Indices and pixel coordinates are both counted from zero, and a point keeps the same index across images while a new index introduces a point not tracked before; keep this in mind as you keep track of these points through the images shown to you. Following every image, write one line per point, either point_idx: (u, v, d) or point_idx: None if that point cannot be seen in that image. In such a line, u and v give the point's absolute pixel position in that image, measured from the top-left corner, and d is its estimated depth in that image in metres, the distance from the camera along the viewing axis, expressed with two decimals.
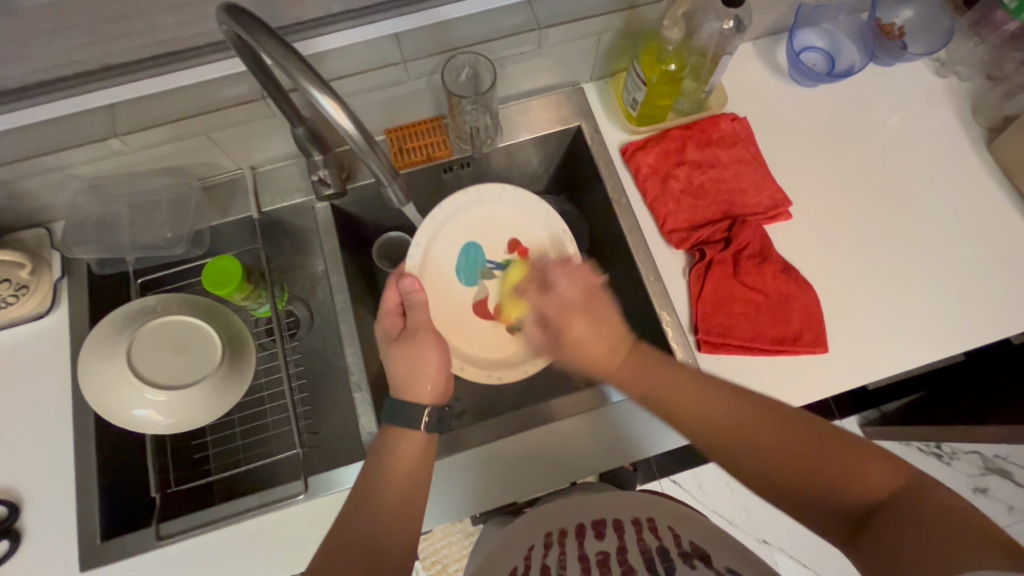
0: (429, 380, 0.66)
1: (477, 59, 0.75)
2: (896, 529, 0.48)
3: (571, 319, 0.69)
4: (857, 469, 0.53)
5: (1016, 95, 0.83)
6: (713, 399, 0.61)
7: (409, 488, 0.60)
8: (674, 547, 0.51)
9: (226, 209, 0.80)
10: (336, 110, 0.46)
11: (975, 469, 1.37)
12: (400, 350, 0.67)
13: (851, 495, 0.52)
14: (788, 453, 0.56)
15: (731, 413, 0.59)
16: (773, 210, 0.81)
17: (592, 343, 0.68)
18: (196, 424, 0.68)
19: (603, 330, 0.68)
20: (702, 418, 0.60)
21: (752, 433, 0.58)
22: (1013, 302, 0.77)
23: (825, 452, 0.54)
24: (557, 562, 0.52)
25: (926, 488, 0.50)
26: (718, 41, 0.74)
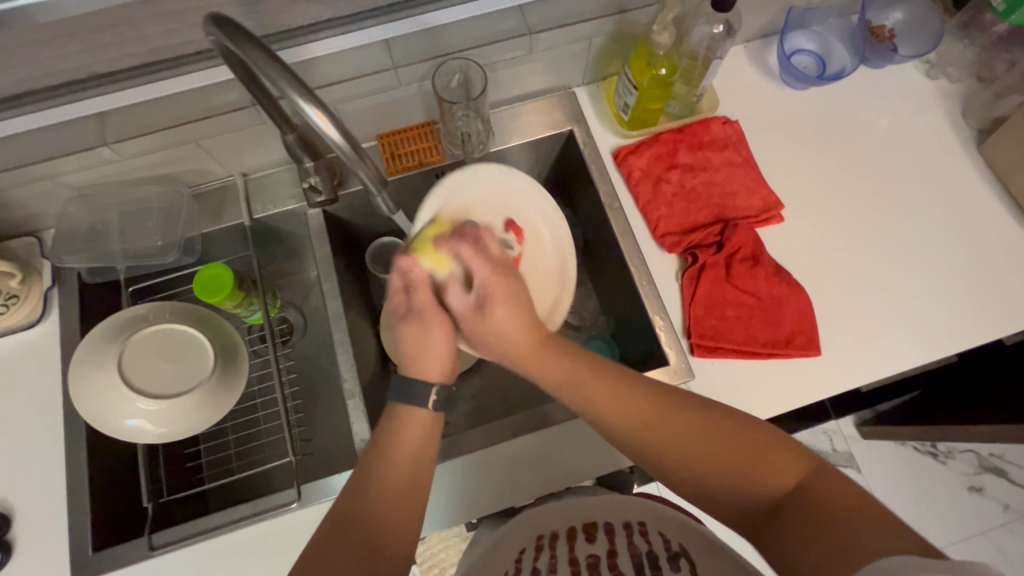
0: (440, 360, 0.62)
1: (467, 65, 0.74)
2: (802, 522, 0.49)
3: (497, 294, 0.59)
4: (764, 462, 0.53)
5: (1005, 96, 0.83)
6: (630, 394, 0.57)
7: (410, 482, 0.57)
8: (662, 551, 0.52)
9: (217, 216, 0.80)
10: (323, 119, 0.46)
11: (970, 468, 1.37)
12: (404, 326, 0.62)
13: (758, 490, 0.53)
14: (709, 447, 0.54)
15: (653, 409, 0.56)
16: (765, 213, 0.81)
17: (512, 332, 0.59)
18: (188, 434, 0.68)
19: (522, 309, 0.59)
20: (621, 416, 0.57)
21: (673, 429, 0.55)
22: (1005, 303, 0.77)
23: (739, 449, 0.54)
24: (548, 566, 0.53)
25: (828, 478, 0.51)
26: (709, 44, 0.75)
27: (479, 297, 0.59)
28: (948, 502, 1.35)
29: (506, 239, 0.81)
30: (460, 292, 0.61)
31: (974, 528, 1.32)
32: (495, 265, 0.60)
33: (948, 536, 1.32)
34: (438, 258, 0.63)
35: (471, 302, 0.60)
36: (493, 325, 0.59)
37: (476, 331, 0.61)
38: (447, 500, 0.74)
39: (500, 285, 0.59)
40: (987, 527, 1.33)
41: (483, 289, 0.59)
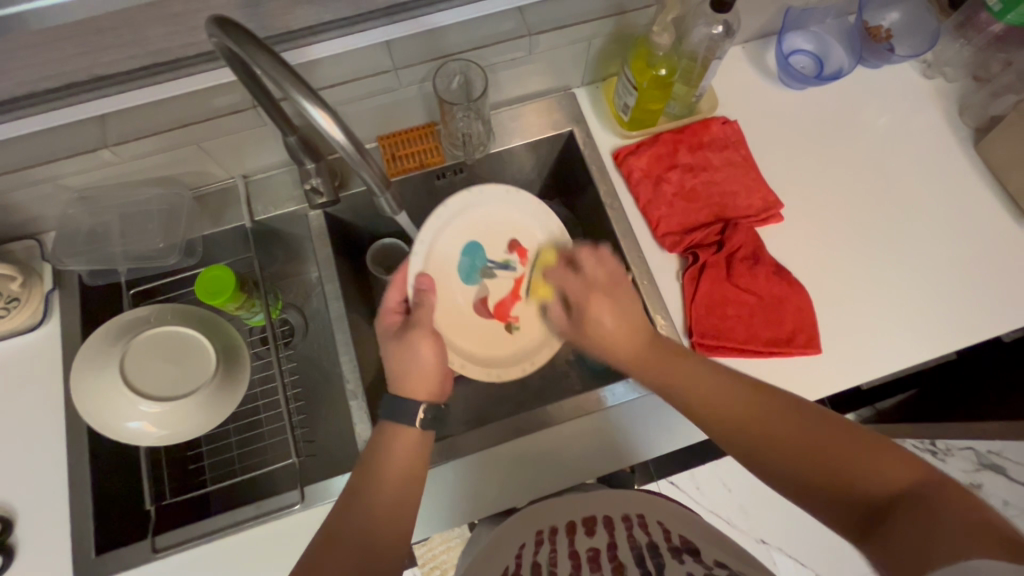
0: (427, 377, 0.65)
1: (468, 66, 0.75)
2: (906, 524, 0.45)
3: (594, 305, 0.67)
4: (869, 462, 0.51)
5: (1002, 95, 0.84)
6: (722, 389, 0.61)
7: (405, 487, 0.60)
8: (664, 542, 0.52)
9: (218, 218, 0.80)
10: (328, 120, 0.46)
11: (969, 465, 1.38)
12: (400, 346, 0.66)
13: (866, 492, 0.50)
14: (806, 443, 0.54)
15: (747, 403, 0.59)
16: (765, 212, 0.81)
17: (618, 336, 0.66)
18: (192, 435, 0.68)
19: (621, 312, 0.67)
20: (715, 408, 0.60)
21: (769, 424, 0.57)
22: (1003, 300, 0.78)
23: (846, 448, 0.52)
24: (548, 559, 0.52)
25: (936, 485, 0.47)
26: (709, 45, 0.75)
27: (575, 313, 0.70)
28: None
29: (508, 261, 0.83)
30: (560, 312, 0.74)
31: None
32: (591, 286, 0.69)
33: None
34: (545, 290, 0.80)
35: (569, 319, 0.72)
36: (596, 334, 0.67)
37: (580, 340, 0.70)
38: (451, 500, 0.74)
39: (592, 303, 0.67)
40: None
41: (576, 304, 0.70)
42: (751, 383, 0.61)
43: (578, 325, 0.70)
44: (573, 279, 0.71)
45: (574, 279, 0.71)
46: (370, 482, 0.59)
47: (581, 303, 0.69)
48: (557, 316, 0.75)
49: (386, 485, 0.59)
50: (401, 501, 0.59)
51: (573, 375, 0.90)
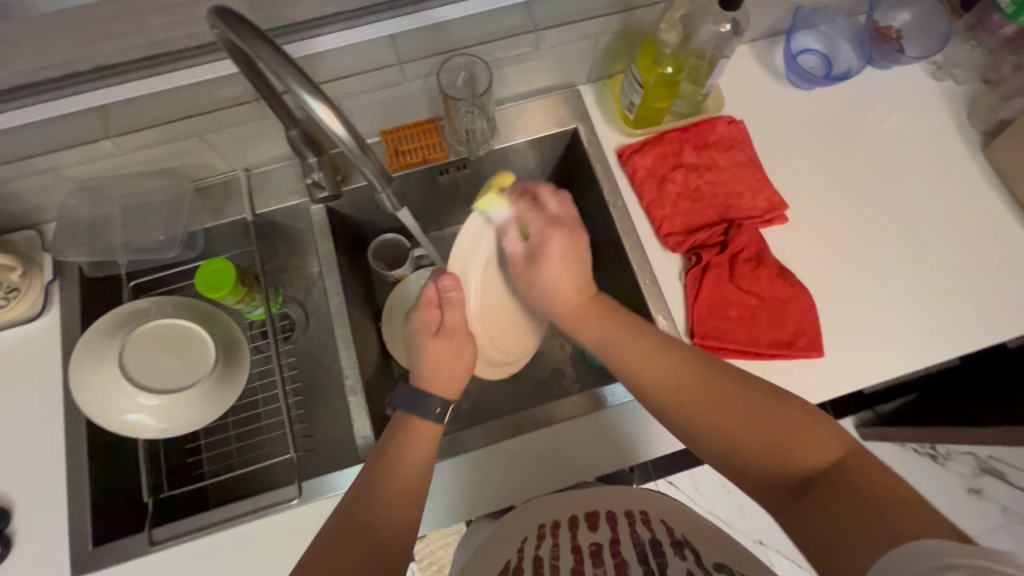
0: (455, 377, 0.69)
1: (473, 62, 0.75)
2: (827, 498, 0.49)
3: (552, 244, 0.74)
4: (792, 440, 0.53)
5: (1012, 99, 0.83)
6: (658, 355, 0.64)
7: (410, 493, 0.58)
8: (666, 538, 0.52)
9: (219, 211, 0.79)
10: (329, 115, 0.46)
11: (969, 471, 1.37)
12: (436, 344, 0.68)
13: (791, 463, 0.53)
14: (732, 417, 0.57)
15: (680, 367, 0.62)
16: (770, 213, 0.81)
17: (561, 282, 0.74)
18: (190, 429, 0.68)
19: (576, 268, 0.74)
20: (649, 374, 0.63)
21: (701, 384, 0.60)
22: (1009, 306, 0.77)
23: (768, 421, 0.55)
24: (550, 553, 0.52)
25: (867, 463, 0.50)
26: (716, 44, 0.74)
27: (535, 245, 0.75)
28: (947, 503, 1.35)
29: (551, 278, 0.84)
30: (517, 241, 0.77)
31: (972, 529, 1.33)
32: (551, 222, 0.75)
33: None
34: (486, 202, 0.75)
35: (526, 248, 0.76)
36: (542, 276, 0.74)
37: (524, 275, 0.77)
38: (448, 498, 0.74)
39: (554, 240, 0.74)
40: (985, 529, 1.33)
41: (539, 235, 0.75)
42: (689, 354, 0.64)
43: (532, 261, 0.75)
44: (535, 211, 0.76)
45: (534, 211, 0.76)
46: (377, 487, 0.58)
47: (542, 232, 0.74)
48: (513, 246, 0.77)
49: (393, 489, 0.58)
50: (407, 508, 0.58)
51: (571, 375, 0.90)
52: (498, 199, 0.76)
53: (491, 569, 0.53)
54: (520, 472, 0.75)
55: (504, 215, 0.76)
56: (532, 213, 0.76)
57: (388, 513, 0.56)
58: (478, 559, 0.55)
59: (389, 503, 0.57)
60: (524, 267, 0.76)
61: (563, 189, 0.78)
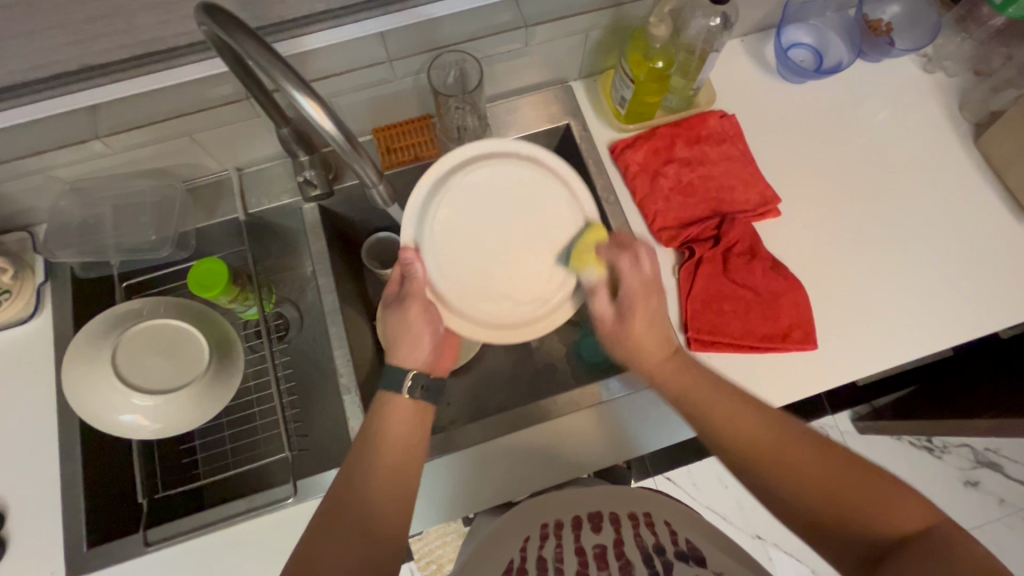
0: (416, 347, 0.66)
1: (463, 58, 0.74)
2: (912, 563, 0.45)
3: (640, 311, 0.66)
4: (877, 498, 0.50)
5: (1003, 90, 0.83)
6: (739, 411, 0.60)
7: (399, 471, 0.59)
8: (671, 544, 0.51)
9: (211, 211, 0.79)
10: (318, 111, 0.46)
11: (967, 463, 1.38)
12: (391, 317, 0.67)
13: (876, 531, 0.49)
14: (813, 471, 0.54)
15: (754, 422, 0.58)
16: (762, 207, 0.81)
17: (647, 338, 0.66)
18: (185, 429, 0.68)
19: (657, 325, 0.67)
20: (725, 427, 0.59)
21: (784, 445, 0.56)
22: (1000, 296, 0.77)
23: (853, 487, 0.52)
24: (553, 554, 0.52)
25: (955, 530, 0.47)
26: (706, 38, 0.75)
27: (623, 308, 0.67)
28: (944, 495, 1.35)
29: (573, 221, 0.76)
30: (605, 300, 0.68)
31: (970, 521, 1.33)
32: (646, 282, 0.66)
33: None
34: (585, 263, 0.69)
35: (615, 310, 0.68)
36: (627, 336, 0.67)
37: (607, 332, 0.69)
38: (443, 493, 0.74)
39: (652, 298, 0.66)
40: (983, 520, 1.34)
41: (625, 299, 0.66)
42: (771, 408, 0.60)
43: (623, 322, 0.67)
44: (629, 271, 0.66)
45: (630, 274, 0.66)
46: (365, 470, 0.57)
47: (633, 297, 0.66)
48: (599, 308, 0.69)
49: (380, 473, 0.58)
50: (397, 488, 0.58)
51: (566, 370, 0.90)
52: (595, 265, 0.69)
53: (494, 569, 0.52)
54: (524, 462, 0.76)
55: (595, 281, 0.69)
56: (631, 273, 0.65)
57: (376, 497, 0.56)
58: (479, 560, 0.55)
59: (380, 485, 0.57)
60: (613, 326, 0.68)
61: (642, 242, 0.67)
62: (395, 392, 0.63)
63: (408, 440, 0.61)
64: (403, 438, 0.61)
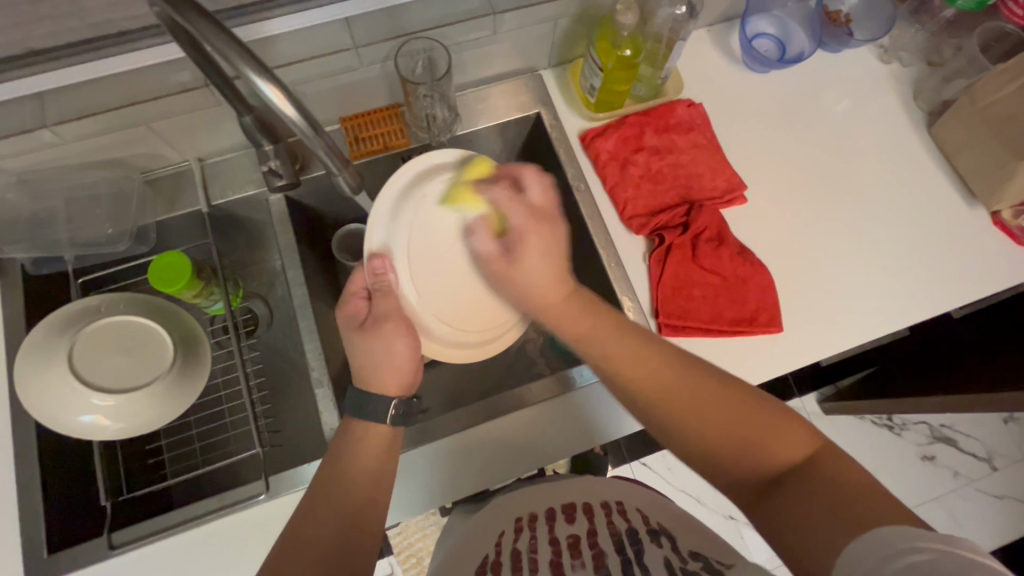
0: (395, 373, 0.65)
1: (430, 44, 0.73)
2: (796, 495, 0.48)
3: (530, 239, 0.66)
4: (768, 434, 0.53)
5: (953, 80, 0.86)
6: (638, 354, 0.61)
7: (367, 489, 0.58)
8: (639, 528, 0.53)
9: (172, 203, 0.76)
10: (280, 97, 0.45)
11: (924, 439, 1.46)
12: (367, 338, 0.65)
13: (762, 459, 0.52)
14: (708, 409, 0.55)
15: (660, 369, 0.59)
16: (729, 194, 0.82)
17: (539, 274, 0.67)
18: (149, 428, 0.65)
19: (552, 256, 0.67)
20: (631, 372, 0.60)
21: (681, 389, 0.57)
22: (952, 277, 0.81)
23: (733, 412, 0.55)
24: (528, 546, 0.53)
25: (838, 460, 0.50)
26: (672, 26, 0.76)
27: (512, 241, 0.68)
28: (903, 470, 1.43)
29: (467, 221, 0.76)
30: (487, 238, 0.72)
31: (927, 494, 1.41)
32: (531, 214, 0.67)
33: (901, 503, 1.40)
34: (474, 200, 0.73)
35: (500, 245, 0.70)
36: (521, 272, 0.68)
37: (506, 273, 0.70)
38: (418, 485, 0.74)
39: (532, 237, 0.66)
40: (939, 493, 1.42)
41: (516, 233, 0.67)
42: (667, 351, 0.61)
43: (509, 256, 0.69)
44: (522, 206, 0.67)
45: (518, 205, 0.67)
46: (336, 482, 0.58)
47: (522, 227, 0.66)
48: (484, 244, 0.72)
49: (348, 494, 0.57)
50: (364, 507, 0.57)
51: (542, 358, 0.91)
52: (472, 202, 0.73)
53: (468, 566, 0.52)
54: (495, 458, 0.76)
55: (476, 217, 0.74)
56: (513, 203, 0.67)
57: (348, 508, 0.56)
58: (458, 554, 0.56)
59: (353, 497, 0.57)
60: (504, 266, 0.70)
61: (541, 167, 0.70)
62: (370, 419, 0.62)
63: (381, 464, 0.61)
64: (373, 458, 0.61)
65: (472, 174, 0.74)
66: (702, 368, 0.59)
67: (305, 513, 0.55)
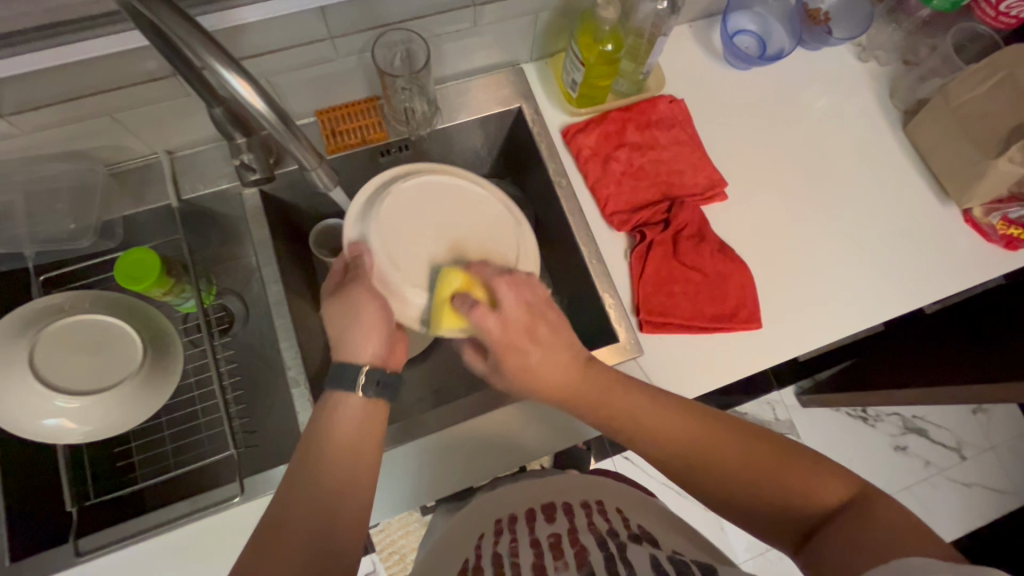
0: (371, 342, 0.61)
1: (409, 36, 0.72)
2: (841, 539, 0.49)
3: (512, 354, 0.59)
4: (809, 481, 0.53)
5: (928, 79, 0.88)
6: (670, 421, 0.58)
7: (351, 468, 0.55)
8: (624, 530, 0.52)
9: (140, 197, 0.74)
10: (248, 90, 0.43)
11: (897, 430, 1.50)
12: (338, 306, 0.62)
13: (807, 505, 0.53)
14: (745, 466, 0.55)
15: (693, 432, 0.58)
16: (709, 190, 0.83)
17: (543, 368, 0.59)
18: (117, 431, 0.63)
19: (554, 350, 0.59)
20: (664, 440, 0.58)
21: (715, 449, 0.56)
22: (926, 273, 0.83)
23: (771, 465, 0.55)
24: (508, 550, 0.51)
25: (876, 499, 0.51)
26: (654, 21, 0.76)
27: (494, 360, 0.61)
28: (877, 460, 1.47)
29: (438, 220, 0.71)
30: (474, 356, 0.64)
31: (899, 484, 1.45)
32: (512, 330, 0.58)
33: None
34: (454, 319, 0.62)
35: (488, 363, 0.63)
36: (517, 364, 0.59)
37: (500, 382, 0.63)
38: (398, 485, 0.73)
39: (516, 354, 0.59)
40: (911, 482, 1.46)
41: (495, 354, 0.60)
42: (695, 410, 0.59)
43: (491, 364, 0.62)
44: (496, 323, 0.58)
45: (490, 321, 0.58)
46: (315, 462, 0.55)
47: (498, 346, 0.59)
48: (472, 359, 0.64)
49: (331, 475, 0.54)
50: (347, 487, 0.55)
51: None
52: (452, 324, 0.62)
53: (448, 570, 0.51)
54: (478, 455, 0.75)
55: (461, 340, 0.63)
56: (488, 319, 0.58)
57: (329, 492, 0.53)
58: (438, 557, 0.55)
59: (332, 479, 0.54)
60: (485, 368, 0.63)
61: (522, 274, 0.62)
62: (345, 388, 0.58)
63: (361, 436, 0.58)
64: (353, 432, 0.58)
65: (450, 286, 0.63)
66: (736, 424, 0.58)
67: (284, 499, 0.53)
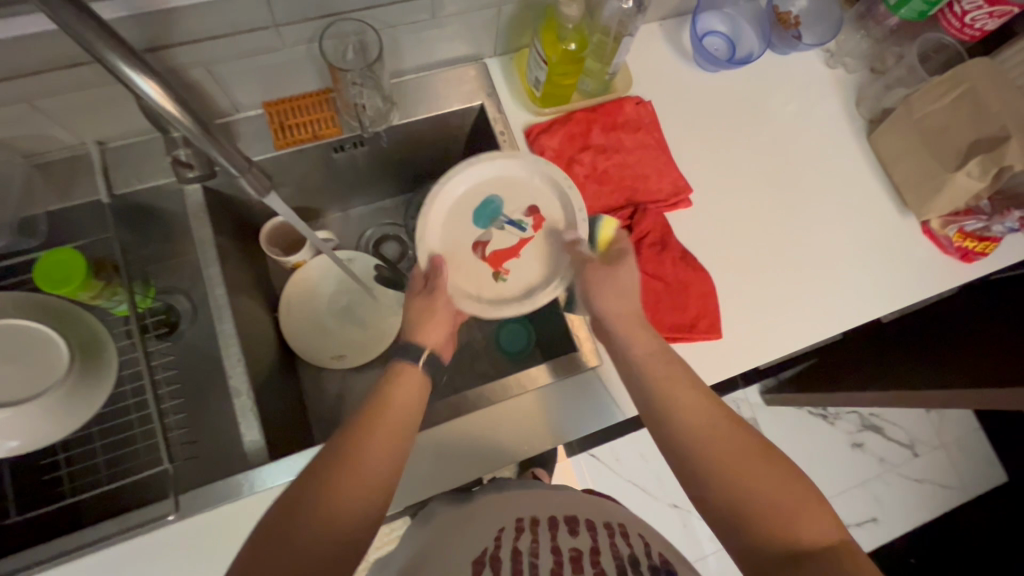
0: (436, 329, 0.65)
1: (362, 27, 0.67)
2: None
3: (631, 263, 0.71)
4: (800, 516, 0.51)
5: (894, 88, 0.87)
6: (693, 407, 0.59)
7: (396, 451, 0.54)
8: (645, 558, 0.49)
9: (67, 192, 0.68)
10: (157, 91, 0.39)
11: (854, 427, 1.54)
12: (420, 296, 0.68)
13: (788, 539, 0.50)
14: (746, 472, 0.54)
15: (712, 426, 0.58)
16: (674, 197, 0.81)
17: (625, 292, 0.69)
18: (38, 445, 0.59)
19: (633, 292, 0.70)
20: (683, 420, 0.59)
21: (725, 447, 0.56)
22: (883, 284, 0.83)
23: (771, 486, 0.53)
24: (528, 548, 0.49)
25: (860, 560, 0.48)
26: (620, 20, 0.72)
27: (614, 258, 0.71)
28: (834, 457, 1.51)
29: (522, 221, 0.75)
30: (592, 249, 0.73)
31: (854, 479, 1.50)
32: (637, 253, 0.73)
33: (831, 488, 1.48)
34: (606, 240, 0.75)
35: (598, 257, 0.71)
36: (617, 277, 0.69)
37: (592, 277, 0.70)
38: None
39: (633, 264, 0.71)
40: (865, 478, 1.50)
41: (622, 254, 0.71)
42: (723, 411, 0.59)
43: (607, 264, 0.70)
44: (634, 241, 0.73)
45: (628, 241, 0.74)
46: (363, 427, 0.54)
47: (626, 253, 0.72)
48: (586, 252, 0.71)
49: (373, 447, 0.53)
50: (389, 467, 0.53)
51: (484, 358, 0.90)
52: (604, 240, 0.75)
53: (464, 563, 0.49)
54: (452, 465, 0.70)
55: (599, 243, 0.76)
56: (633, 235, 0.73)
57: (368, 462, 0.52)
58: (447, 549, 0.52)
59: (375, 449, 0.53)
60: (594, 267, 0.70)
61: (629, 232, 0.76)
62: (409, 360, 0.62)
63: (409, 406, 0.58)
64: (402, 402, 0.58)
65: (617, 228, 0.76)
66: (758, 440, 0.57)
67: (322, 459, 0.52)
